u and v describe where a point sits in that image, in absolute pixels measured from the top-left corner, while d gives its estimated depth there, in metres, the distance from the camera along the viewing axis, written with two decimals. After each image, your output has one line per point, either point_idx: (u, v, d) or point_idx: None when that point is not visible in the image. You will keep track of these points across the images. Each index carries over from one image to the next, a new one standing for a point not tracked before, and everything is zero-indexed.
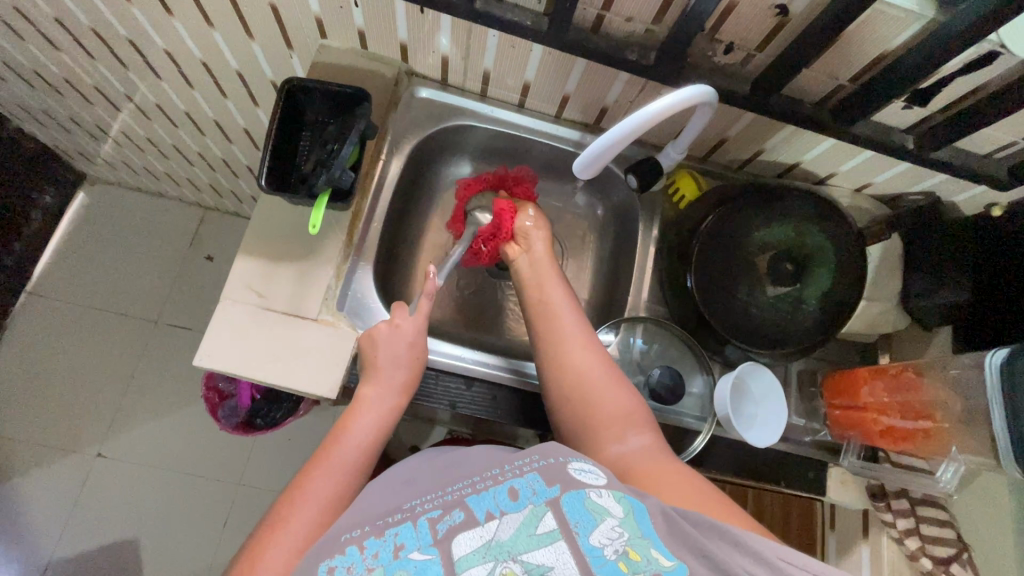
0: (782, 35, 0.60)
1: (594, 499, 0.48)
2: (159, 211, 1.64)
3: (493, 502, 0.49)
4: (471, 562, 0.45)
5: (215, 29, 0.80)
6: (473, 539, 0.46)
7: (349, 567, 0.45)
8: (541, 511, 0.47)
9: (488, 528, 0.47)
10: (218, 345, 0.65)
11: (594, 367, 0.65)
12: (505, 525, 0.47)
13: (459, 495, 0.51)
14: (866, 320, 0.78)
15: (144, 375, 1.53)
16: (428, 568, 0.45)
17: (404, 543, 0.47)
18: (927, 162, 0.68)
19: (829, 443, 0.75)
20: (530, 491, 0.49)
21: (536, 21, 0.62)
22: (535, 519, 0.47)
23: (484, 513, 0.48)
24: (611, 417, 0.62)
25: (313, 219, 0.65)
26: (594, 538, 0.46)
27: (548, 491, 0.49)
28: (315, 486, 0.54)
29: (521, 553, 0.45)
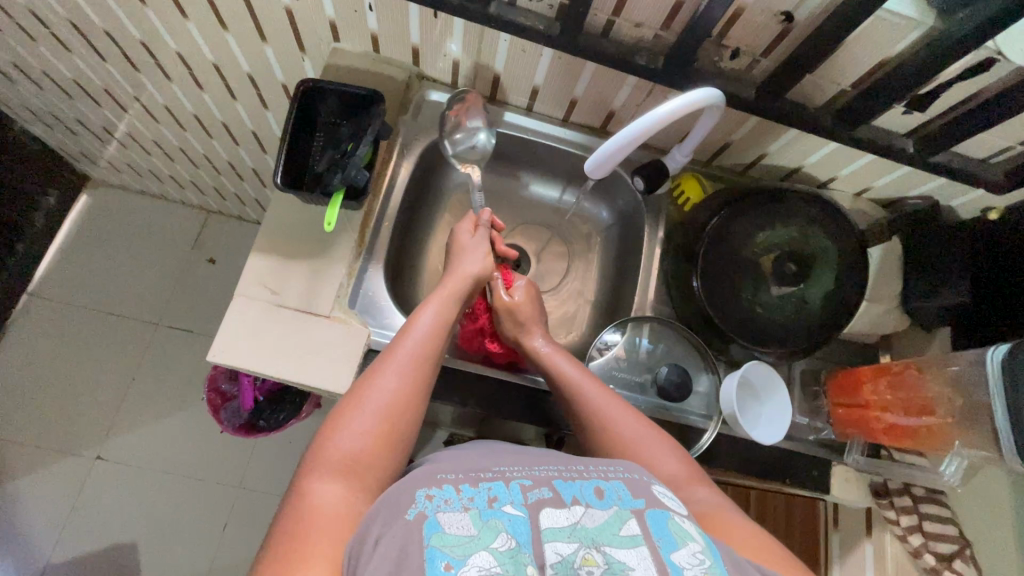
0: (787, 42, 0.62)
1: (677, 522, 0.48)
2: (162, 213, 1.64)
3: (579, 491, 0.49)
4: (557, 536, 0.45)
5: (229, 32, 0.82)
6: (561, 517, 0.46)
7: (445, 501, 0.47)
8: (626, 515, 0.47)
9: (575, 512, 0.47)
10: (233, 341, 0.66)
11: (634, 430, 0.64)
12: (592, 514, 0.47)
13: (547, 475, 0.51)
14: (867, 320, 0.80)
15: (144, 377, 1.53)
16: (519, 528, 0.45)
17: (498, 497, 0.48)
18: (926, 166, 0.70)
19: (833, 442, 0.76)
20: (616, 495, 0.50)
21: (548, 26, 0.64)
22: (619, 520, 0.47)
23: (571, 498, 0.49)
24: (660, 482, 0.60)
25: (328, 217, 0.66)
26: (675, 555, 0.45)
27: (633, 500, 0.49)
28: (394, 365, 0.58)
29: (605, 544, 0.45)
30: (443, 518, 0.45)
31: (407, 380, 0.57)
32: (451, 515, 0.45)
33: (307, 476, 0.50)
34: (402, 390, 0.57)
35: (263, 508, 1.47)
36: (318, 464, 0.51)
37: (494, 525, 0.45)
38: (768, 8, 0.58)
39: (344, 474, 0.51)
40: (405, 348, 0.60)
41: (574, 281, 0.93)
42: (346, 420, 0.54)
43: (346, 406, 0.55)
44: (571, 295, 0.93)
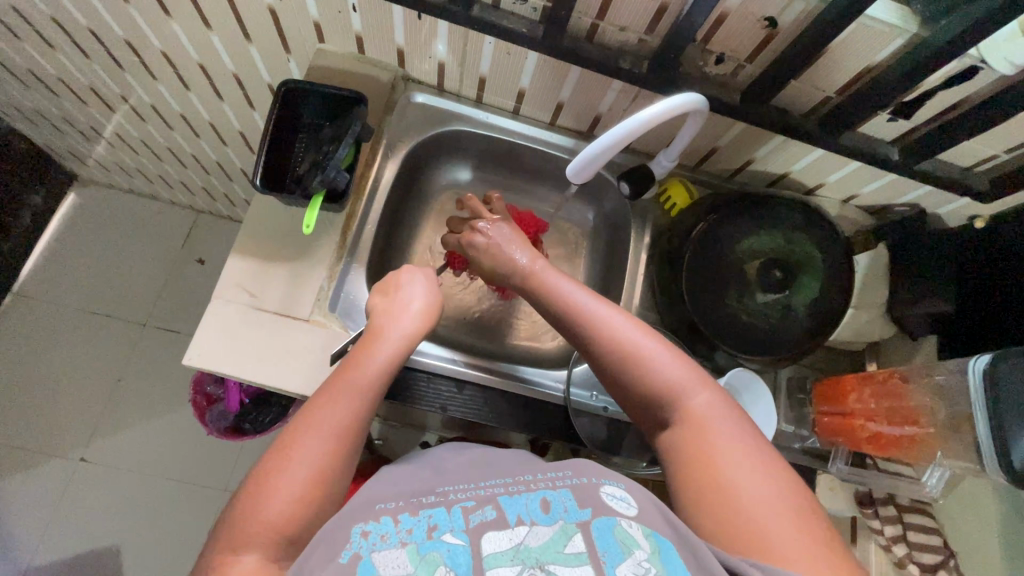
0: (772, 47, 0.62)
1: (624, 529, 0.49)
2: (151, 213, 1.63)
3: (524, 509, 0.51)
4: (499, 561, 0.47)
5: (214, 32, 0.81)
6: (501, 539, 0.49)
7: (382, 536, 0.49)
8: (571, 531, 0.49)
9: (518, 533, 0.49)
10: (209, 345, 0.65)
11: (635, 342, 0.58)
12: (536, 533, 0.49)
13: (491, 494, 0.53)
14: (853, 327, 0.79)
15: (130, 379, 1.51)
16: (459, 556, 0.47)
17: (437, 525, 0.50)
18: (911, 173, 0.69)
19: (819, 450, 0.75)
20: (562, 508, 0.51)
21: (532, 29, 0.64)
22: (564, 537, 0.49)
23: (515, 517, 0.51)
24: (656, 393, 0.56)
25: (307, 219, 0.65)
26: (619, 569, 0.47)
27: (579, 512, 0.51)
28: (328, 425, 0.53)
29: (548, 563, 0.47)
30: (378, 558, 0.47)
31: (341, 443, 0.53)
32: (386, 553, 0.47)
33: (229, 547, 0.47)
34: (331, 452, 0.52)
35: None
36: (237, 536, 0.47)
37: (432, 558, 0.47)
38: (752, 13, 0.58)
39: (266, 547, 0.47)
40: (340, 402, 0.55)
41: None
42: (271, 486, 0.49)
43: (270, 468, 0.50)
44: None
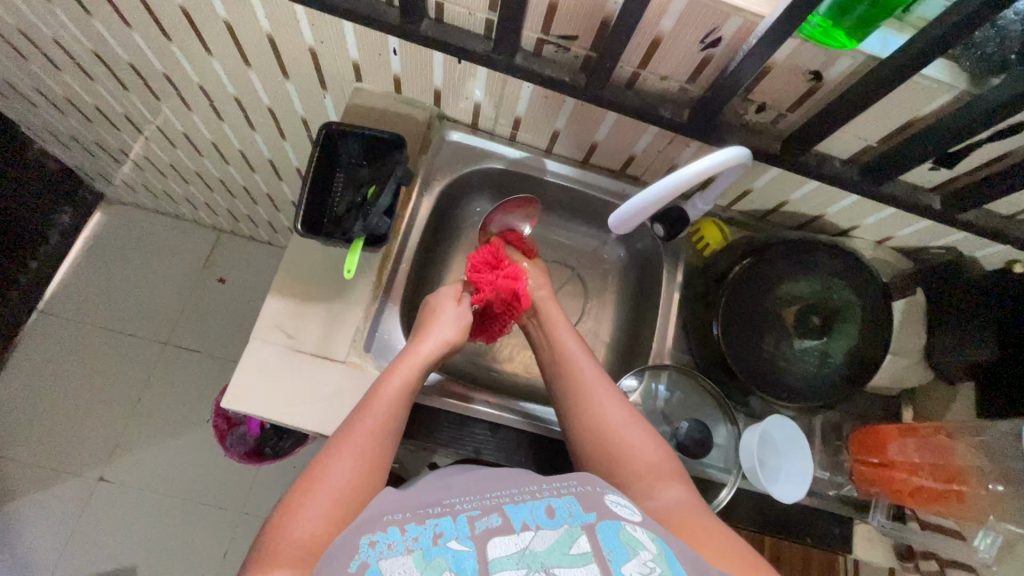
0: (815, 99, 0.62)
1: (628, 532, 0.48)
2: (174, 232, 1.65)
3: (530, 515, 0.50)
4: (505, 565, 0.45)
5: (252, 68, 0.82)
6: (508, 544, 0.47)
7: (389, 545, 0.47)
8: (577, 533, 0.48)
9: (524, 537, 0.47)
10: (247, 387, 0.65)
11: (619, 417, 0.64)
12: (541, 537, 0.47)
13: (497, 502, 0.52)
14: (889, 373, 0.78)
15: (150, 397, 1.52)
16: (464, 561, 0.45)
17: (443, 533, 0.48)
18: (953, 222, 0.68)
19: (855, 499, 0.74)
20: (567, 512, 0.50)
21: (573, 77, 0.64)
22: (570, 539, 0.47)
23: (521, 523, 0.49)
24: (638, 468, 0.61)
25: (348, 263, 0.66)
26: (627, 567, 0.45)
27: (585, 515, 0.49)
28: (353, 447, 0.55)
29: (554, 567, 0.45)
30: (385, 565, 0.45)
31: (363, 463, 0.54)
32: (393, 560, 0.45)
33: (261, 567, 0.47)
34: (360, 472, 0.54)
35: None
36: (269, 556, 0.48)
37: (437, 563, 0.45)
38: (797, 66, 0.58)
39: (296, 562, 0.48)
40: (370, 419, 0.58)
41: (589, 323, 0.91)
42: (301, 506, 0.51)
43: (301, 490, 0.52)
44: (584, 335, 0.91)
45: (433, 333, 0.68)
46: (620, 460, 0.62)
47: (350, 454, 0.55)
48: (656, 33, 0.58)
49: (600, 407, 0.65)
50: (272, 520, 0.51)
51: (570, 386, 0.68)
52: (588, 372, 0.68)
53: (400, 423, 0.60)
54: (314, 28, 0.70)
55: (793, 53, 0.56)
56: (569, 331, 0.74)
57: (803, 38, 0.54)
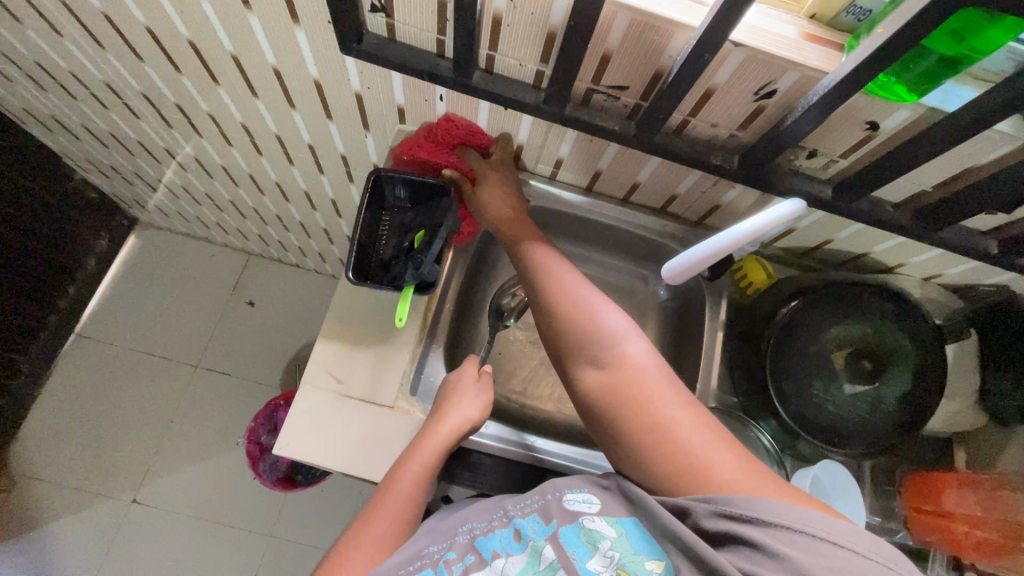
0: (869, 146, 0.61)
1: (588, 528, 0.54)
2: (205, 256, 1.68)
3: (498, 543, 0.55)
4: None
5: (297, 110, 0.84)
6: None
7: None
8: (541, 546, 0.53)
9: (496, 566, 0.53)
10: (297, 433, 0.65)
11: (580, 297, 0.62)
12: (512, 563, 0.53)
13: (468, 539, 0.57)
14: (943, 416, 0.76)
15: (182, 420, 1.54)
16: None
17: None
18: (1012, 266, 0.67)
19: (913, 549, 0.70)
20: (530, 530, 0.55)
21: (623, 125, 0.64)
22: (536, 556, 0.53)
23: (492, 552, 0.54)
24: (593, 340, 0.58)
25: (399, 312, 0.66)
26: (590, 564, 0.51)
27: (546, 528, 0.55)
28: (372, 533, 0.56)
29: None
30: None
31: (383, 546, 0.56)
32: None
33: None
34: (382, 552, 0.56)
35: (295, 558, 1.45)
36: None
37: None
38: (854, 117, 0.57)
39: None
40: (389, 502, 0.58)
41: None
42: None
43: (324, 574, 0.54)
44: None
45: (457, 410, 0.64)
46: (578, 334, 0.59)
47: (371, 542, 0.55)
48: (709, 85, 0.58)
49: (564, 289, 0.63)
50: None
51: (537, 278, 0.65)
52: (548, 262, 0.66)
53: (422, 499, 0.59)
54: (361, 76, 0.71)
55: (851, 105, 0.56)
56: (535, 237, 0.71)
57: (864, 92, 0.53)
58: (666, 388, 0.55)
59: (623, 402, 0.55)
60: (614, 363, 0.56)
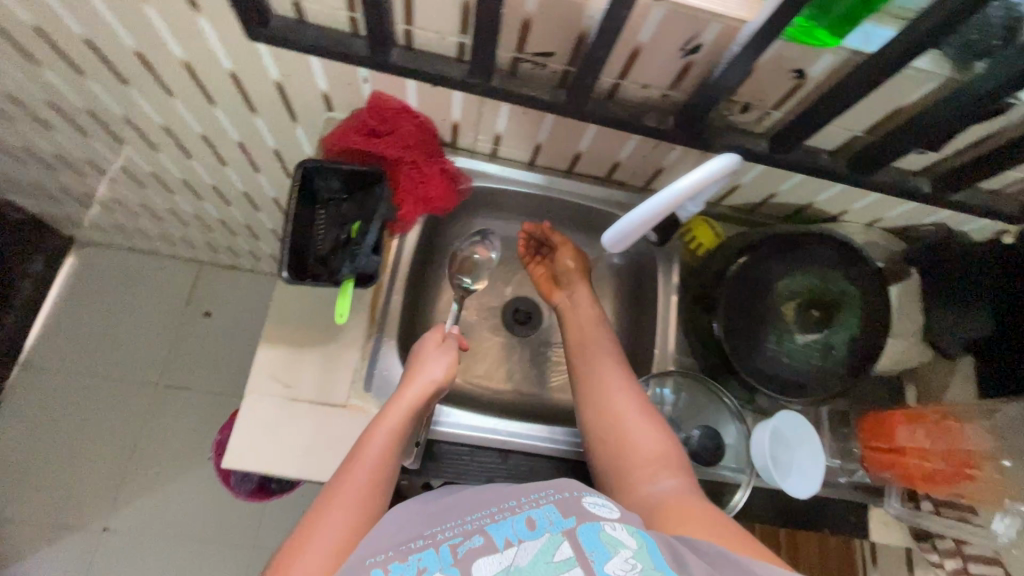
0: (799, 95, 0.61)
1: (608, 532, 0.51)
2: (153, 269, 1.60)
3: (510, 530, 0.52)
4: None
5: (217, 105, 0.79)
6: (492, 563, 0.48)
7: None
8: (558, 539, 0.50)
9: (507, 554, 0.49)
10: (248, 443, 0.63)
11: (627, 406, 0.68)
12: (523, 552, 0.49)
13: (477, 524, 0.53)
14: (891, 355, 0.79)
15: (147, 441, 1.49)
16: None
17: (426, 567, 0.48)
18: (947, 203, 0.68)
19: (871, 485, 0.75)
20: (547, 521, 0.52)
21: (553, 93, 0.62)
22: (553, 545, 0.49)
23: (504, 540, 0.51)
24: (643, 459, 0.64)
25: (338, 308, 0.63)
26: (607, 566, 0.48)
27: (564, 521, 0.52)
28: (342, 500, 0.54)
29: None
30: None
31: (357, 513, 0.53)
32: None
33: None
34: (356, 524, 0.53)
35: None
36: None
37: None
38: (781, 66, 0.57)
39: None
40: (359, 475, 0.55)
41: None
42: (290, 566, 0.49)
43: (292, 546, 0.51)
44: None
45: (422, 374, 0.64)
46: (623, 450, 0.66)
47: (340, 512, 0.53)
48: (635, 44, 0.56)
49: (609, 391, 0.69)
50: None
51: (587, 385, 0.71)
52: (602, 363, 0.72)
53: (395, 465, 0.58)
54: (278, 63, 0.67)
55: (776, 53, 0.55)
56: (603, 327, 0.77)
57: (786, 38, 0.53)
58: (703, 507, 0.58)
59: (660, 510, 0.59)
60: (656, 472, 0.62)
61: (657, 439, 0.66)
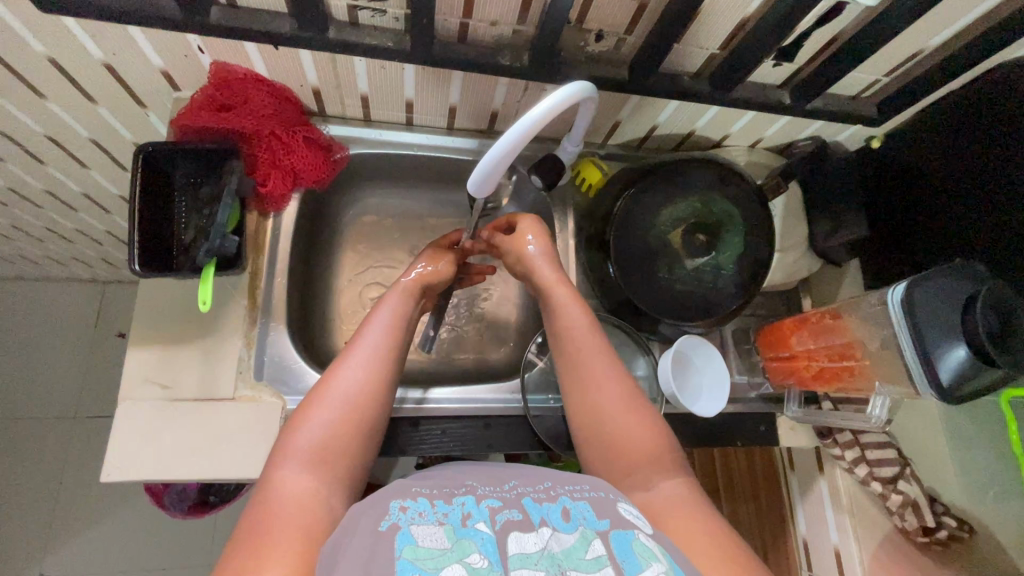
0: (645, 17, 0.60)
1: (642, 542, 0.43)
2: (29, 295, 1.36)
3: (547, 511, 0.45)
4: (524, 562, 0.40)
5: (50, 100, 0.69)
6: (529, 542, 0.42)
7: (419, 513, 0.44)
8: (591, 536, 0.43)
9: (542, 536, 0.43)
10: (127, 454, 0.59)
11: (618, 397, 0.60)
12: (558, 538, 0.43)
13: (518, 496, 0.48)
14: (783, 270, 0.81)
15: (53, 490, 1.29)
16: (488, 548, 0.41)
17: (471, 514, 0.44)
18: (804, 113, 0.71)
19: (773, 394, 0.78)
20: (582, 515, 0.45)
21: (399, 41, 0.59)
22: (585, 542, 0.42)
23: (539, 519, 0.45)
24: (640, 453, 0.56)
25: (202, 295, 0.61)
26: None
27: (598, 522, 0.44)
28: (356, 359, 0.57)
29: (572, 569, 0.40)
30: (415, 530, 0.42)
31: (371, 371, 0.56)
32: (424, 528, 0.42)
33: (272, 467, 0.49)
34: (369, 381, 0.56)
35: None
36: (284, 452, 0.50)
37: (465, 544, 0.41)
38: None
39: (312, 468, 0.49)
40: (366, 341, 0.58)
41: (498, 291, 0.89)
42: (307, 415, 0.53)
43: (307, 403, 0.54)
44: (495, 303, 0.89)
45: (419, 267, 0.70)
46: (619, 445, 0.58)
47: (354, 370, 0.56)
48: None
49: (601, 385, 0.61)
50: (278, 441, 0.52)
51: (565, 351, 0.64)
52: (582, 342, 0.63)
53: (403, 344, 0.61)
54: (97, 42, 0.61)
55: None
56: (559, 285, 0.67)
57: None
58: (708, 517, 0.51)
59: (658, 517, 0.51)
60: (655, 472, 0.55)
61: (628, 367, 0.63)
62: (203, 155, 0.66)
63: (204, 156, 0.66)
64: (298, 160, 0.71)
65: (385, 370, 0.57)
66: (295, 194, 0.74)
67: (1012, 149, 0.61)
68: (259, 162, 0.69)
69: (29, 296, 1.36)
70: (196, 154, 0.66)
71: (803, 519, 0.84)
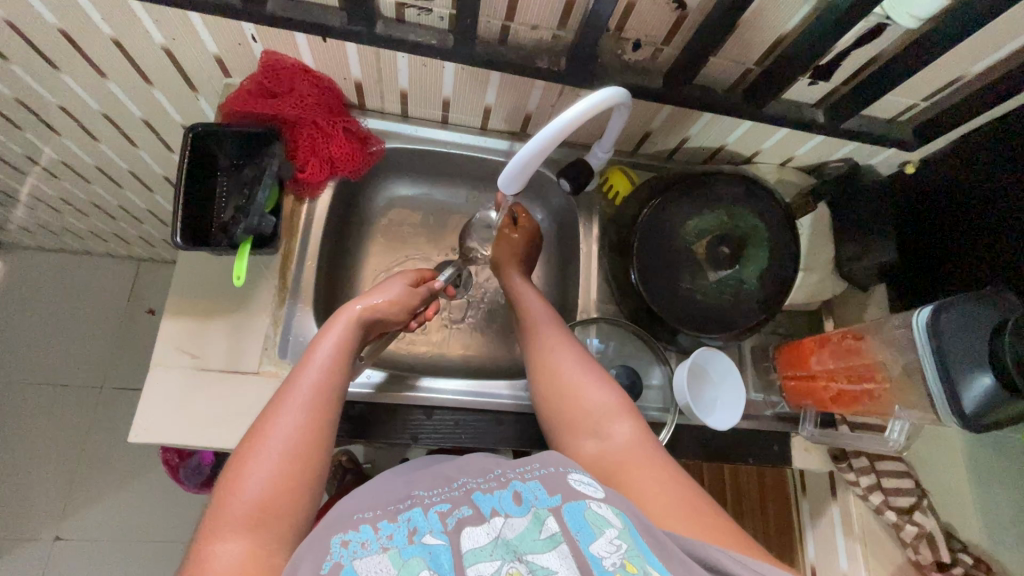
0: (684, 29, 0.61)
1: (594, 511, 0.46)
2: (70, 266, 1.42)
3: (497, 502, 0.47)
4: (479, 557, 0.42)
5: (109, 79, 0.73)
6: (481, 534, 0.44)
7: (362, 544, 0.43)
8: (544, 515, 0.45)
9: (494, 525, 0.44)
10: (155, 418, 0.62)
11: (575, 366, 0.63)
12: (511, 524, 0.44)
13: (465, 493, 0.49)
14: (808, 289, 0.81)
15: (76, 455, 1.34)
16: (441, 555, 0.42)
17: (417, 528, 0.45)
18: (838, 133, 0.71)
19: (790, 414, 0.78)
20: (533, 496, 0.47)
21: (442, 39, 0.62)
22: (538, 524, 0.44)
23: (490, 510, 0.46)
24: (589, 414, 0.60)
25: (237, 270, 0.64)
26: (594, 547, 0.43)
27: (550, 499, 0.47)
28: (295, 402, 0.53)
29: (527, 553, 0.42)
30: (360, 564, 0.41)
31: (312, 414, 0.52)
32: (368, 559, 0.41)
33: (205, 538, 0.45)
34: (309, 427, 0.52)
35: None
36: (221, 520, 0.45)
37: (414, 562, 0.41)
38: None
39: (250, 534, 0.45)
40: (305, 382, 0.54)
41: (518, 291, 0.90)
42: (245, 469, 0.48)
43: (239, 460, 0.49)
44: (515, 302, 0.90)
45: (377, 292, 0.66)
46: (573, 406, 0.61)
47: (291, 419, 0.51)
48: None
49: (557, 357, 0.64)
50: (210, 504, 0.47)
51: (532, 338, 0.67)
52: (546, 325, 0.67)
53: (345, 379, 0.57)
54: (159, 25, 0.64)
55: None
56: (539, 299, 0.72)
57: None
58: (657, 463, 0.55)
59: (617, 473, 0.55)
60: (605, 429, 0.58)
61: (609, 392, 0.61)
62: (249, 139, 0.70)
63: (249, 139, 0.70)
64: (336, 147, 0.73)
65: (327, 412, 0.54)
66: (330, 181, 0.77)
67: (1004, 174, 0.65)
68: (300, 148, 0.72)
69: (71, 267, 1.42)
70: (243, 138, 0.69)
71: (814, 545, 0.82)
